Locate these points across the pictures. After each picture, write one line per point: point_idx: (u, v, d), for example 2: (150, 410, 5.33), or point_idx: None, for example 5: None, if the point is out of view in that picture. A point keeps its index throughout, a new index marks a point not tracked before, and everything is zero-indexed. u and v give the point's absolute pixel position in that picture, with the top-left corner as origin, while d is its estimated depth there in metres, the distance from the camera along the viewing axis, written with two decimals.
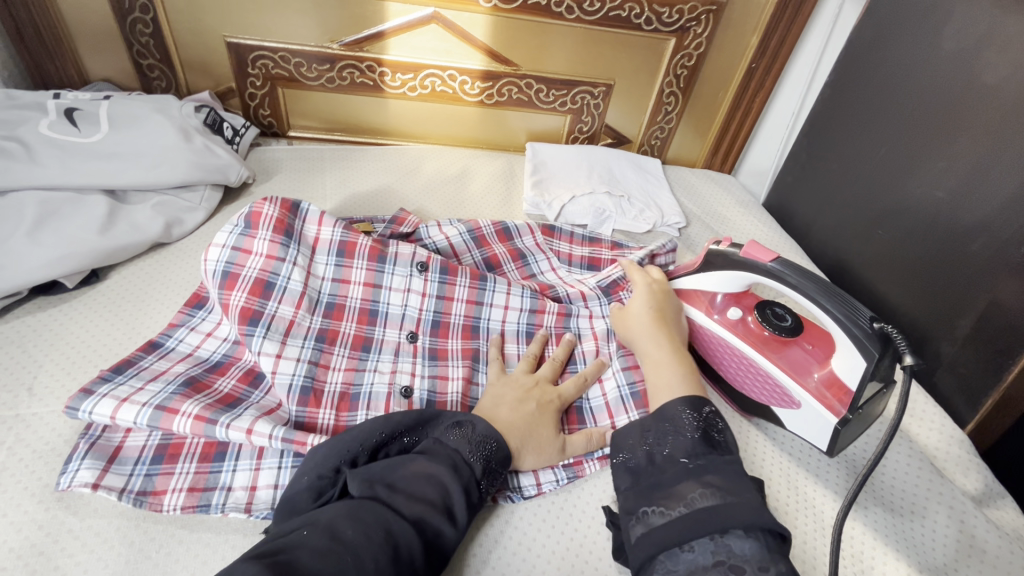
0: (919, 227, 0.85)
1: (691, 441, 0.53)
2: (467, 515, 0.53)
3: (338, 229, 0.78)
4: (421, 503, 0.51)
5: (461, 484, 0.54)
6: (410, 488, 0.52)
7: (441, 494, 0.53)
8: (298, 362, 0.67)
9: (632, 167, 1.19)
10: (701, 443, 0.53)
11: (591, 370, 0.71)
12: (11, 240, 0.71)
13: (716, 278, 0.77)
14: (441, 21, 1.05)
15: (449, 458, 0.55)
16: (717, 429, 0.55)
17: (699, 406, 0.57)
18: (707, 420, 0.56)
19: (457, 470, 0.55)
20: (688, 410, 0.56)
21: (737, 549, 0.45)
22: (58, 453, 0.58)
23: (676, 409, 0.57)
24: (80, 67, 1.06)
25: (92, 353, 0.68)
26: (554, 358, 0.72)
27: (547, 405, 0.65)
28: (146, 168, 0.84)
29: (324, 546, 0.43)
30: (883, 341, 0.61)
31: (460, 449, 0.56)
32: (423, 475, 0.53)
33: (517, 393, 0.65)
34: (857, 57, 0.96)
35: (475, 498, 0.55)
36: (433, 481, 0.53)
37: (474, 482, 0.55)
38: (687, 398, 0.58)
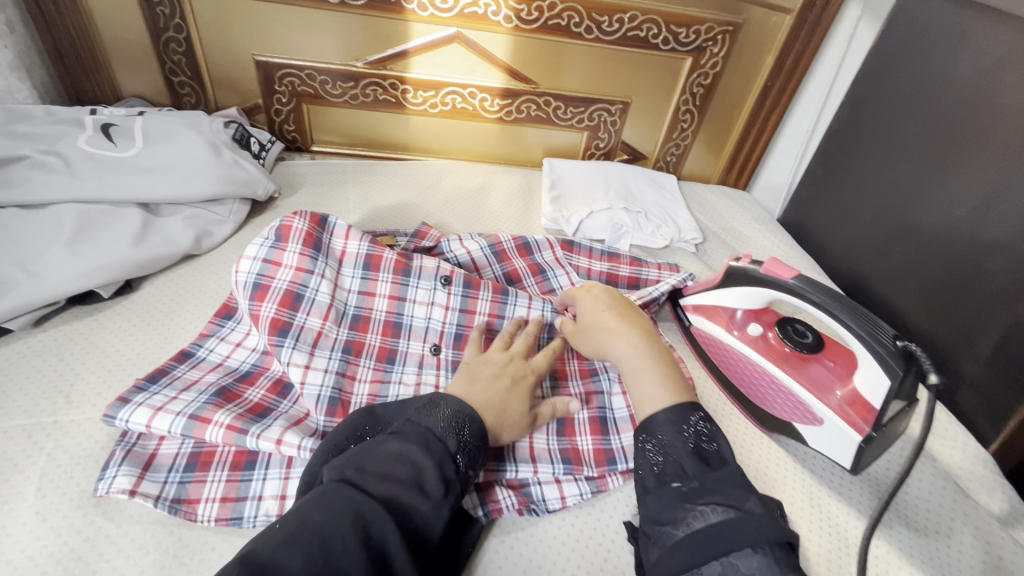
0: (938, 246, 0.85)
1: (684, 460, 0.53)
2: (442, 489, 0.53)
3: (365, 243, 0.80)
4: (392, 481, 0.51)
5: (434, 459, 0.54)
6: (381, 468, 0.52)
7: (414, 471, 0.53)
8: (325, 373, 0.68)
9: (648, 183, 1.21)
10: (693, 461, 0.53)
11: (560, 345, 0.73)
12: (50, 251, 0.73)
13: (736, 295, 0.79)
14: (463, 41, 1.08)
15: (420, 436, 0.56)
16: (707, 439, 0.55)
17: (685, 415, 0.56)
18: (696, 433, 0.55)
19: (429, 447, 0.55)
20: (674, 421, 0.56)
21: (743, 567, 0.45)
22: (95, 459, 0.59)
23: (664, 422, 0.56)
24: (114, 83, 1.09)
25: (127, 363, 0.69)
26: (527, 334, 0.73)
27: (520, 380, 0.67)
28: (178, 182, 0.86)
29: (286, 536, 0.44)
30: (906, 358, 0.62)
31: (431, 427, 0.57)
32: (394, 455, 0.53)
33: (493, 369, 0.67)
34: (874, 78, 0.98)
35: (452, 471, 0.55)
36: (406, 461, 0.53)
37: (450, 456, 0.55)
38: (676, 408, 0.57)
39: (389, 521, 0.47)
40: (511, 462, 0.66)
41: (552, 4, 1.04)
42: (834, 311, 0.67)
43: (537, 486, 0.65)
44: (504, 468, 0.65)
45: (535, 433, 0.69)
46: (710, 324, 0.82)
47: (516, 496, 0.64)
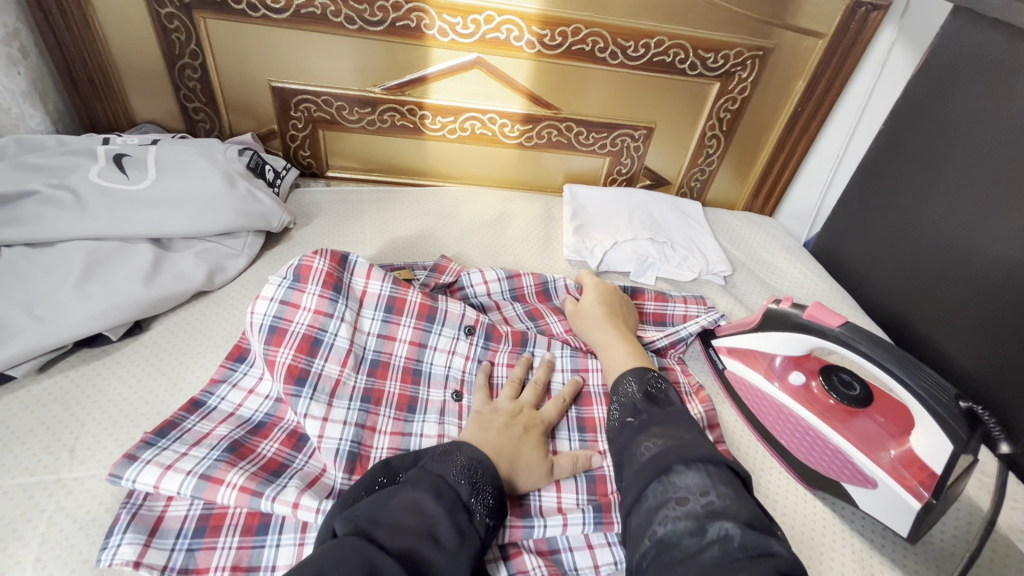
0: (991, 286, 0.80)
1: (636, 402, 0.60)
2: (456, 540, 0.50)
3: (388, 283, 0.77)
4: (405, 532, 0.48)
5: (445, 507, 0.51)
6: (393, 519, 0.49)
7: (427, 522, 0.50)
8: (344, 426, 0.64)
9: (673, 211, 1.17)
10: (644, 402, 0.60)
11: (568, 391, 0.73)
12: (59, 293, 0.71)
13: (776, 341, 0.74)
14: (483, 66, 1.05)
15: (433, 483, 0.53)
16: (658, 389, 0.63)
17: (643, 374, 0.65)
18: (650, 385, 0.63)
19: (440, 494, 0.52)
20: (633, 380, 0.64)
21: (680, 483, 0.48)
22: (99, 523, 0.56)
23: (625, 381, 0.64)
24: (128, 109, 1.07)
25: (134, 413, 0.66)
26: (536, 382, 0.72)
27: (532, 429, 0.66)
28: (192, 216, 0.83)
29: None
30: (971, 420, 0.57)
31: (445, 474, 0.54)
32: (407, 505, 0.50)
33: (503, 418, 0.66)
34: (915, 108, 0.93)
35: (466, 522, 0.51)
36: (419, 512, 0.50)
37: (462, 504, 0.52)
38: (635, 371, 0.66)
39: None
40: (539, 519, 0.61)
41: (576, 29, 1.01)
42: (884, 363, 0.62)
43: (569, 552, 0.61)
44: (531, 526, 0.60)
45: (564, 491, 0.65)
46: (748, 370, 0.78)
47: (546, 565, 0.59)
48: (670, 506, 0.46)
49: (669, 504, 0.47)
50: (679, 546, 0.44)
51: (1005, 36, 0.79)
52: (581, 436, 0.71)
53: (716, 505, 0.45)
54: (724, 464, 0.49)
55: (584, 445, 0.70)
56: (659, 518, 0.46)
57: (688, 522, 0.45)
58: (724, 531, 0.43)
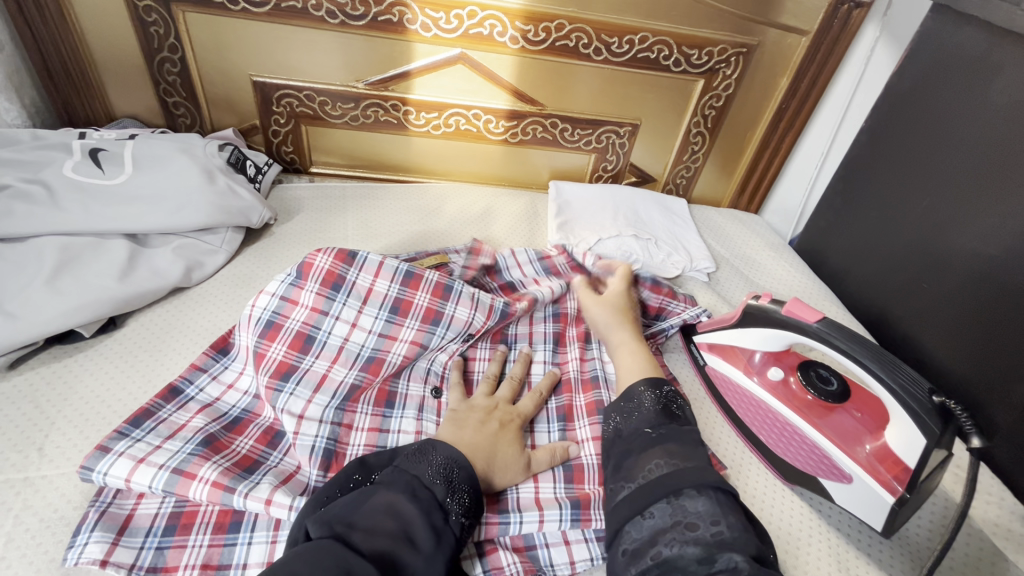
0: (969, 284, 0.80)
1: (652, 414, 0.63)
2: (432, 541, 0.49)
3: (396, 283, 0.75)
4: (381, 536, 0.48)
5: (421, 508, 0.51)
6: (369, 521, 0.49)
7: (403, 523, 0.50)
8: (320, 423, 0.64)
9: (658, 207, 1.17)
10: (661, 415, 0.62)
11: (545, 385, 0.73)
12: (29, 289, 0.69)
13: (755, 337, 0.74)
14: (467, 62, 1.04)
15: (408, 485, 0.53)
16: (676, 405, 0.65)
17: (659, 385, 0.66)
18: (666, 398, 0.65)
19: (416, 495, 0.52)
20: (646, 388, 0.66)
21: (691, 508, 0.52)
22: (66, 522, 0.55)
23: (639, 389, 0.66)
24: (106, 103, 1.06)
25: (106, 409, 0.65)
26: (513, 377, 0.73)
27: (508, 424, 0.66)
28: (169, 212, 0.82)
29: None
30: (943, 415, 0.57)
31: (419, 474, 0.54)
32: (383, 505, 0.50)
33: (479, 415, 0.66)
34: (897, 105, 0.94)
35: (441, 521, 0.51)
36: (395, 515, 0.50)
37: (437, 504, 0.52)
38: (649, 379, 0.67)
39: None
40: (516, 515, 0.61)
41: (560, 24, 1.00)
42: (861, 359, 0.62)
43: (545, 548, 0.60)
44: (507, 522, 0.60)
45: (541, 482, 0.65)
46: (728, 366, 0.78)
47: (522, 562, 0.59)
48: (680, 529, 0.50)
49: (678, 527, 0.51)
50: (684, 567, 0.48)
51: (983, 34, 0.79)
52: (560, 425, 0.72)
53: (725, 535, 0.49)
54: (730, 493, 0.53)
55: (563, 436, 0.70)
56: (665, 539, 0.50)
57: (698, 549, 0.48)
58: (732, 563, 0.46)
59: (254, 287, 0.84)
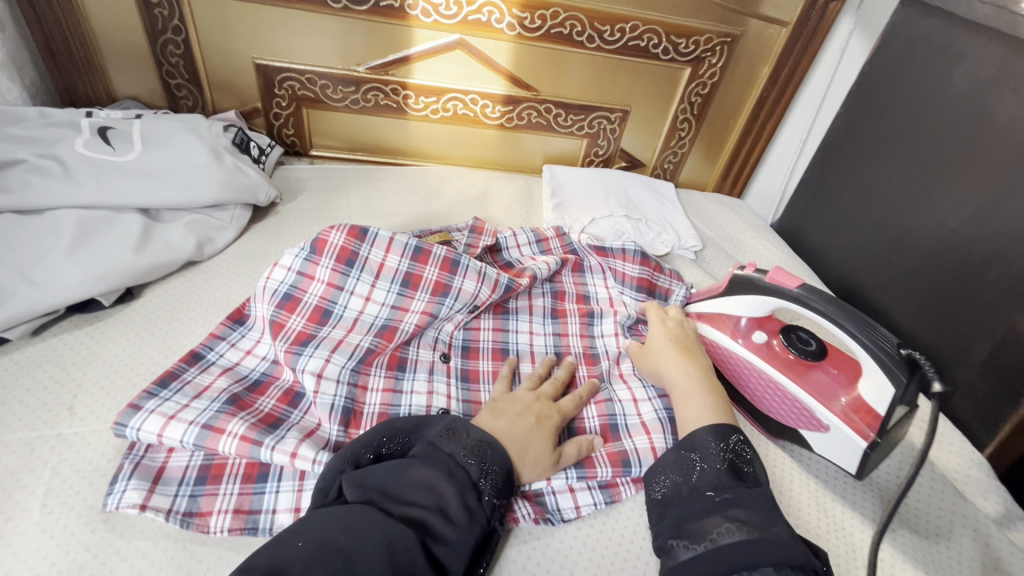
0: (935, 256, 0.87)
1: (717, 473, 0.56)
2: (465, 516, 0.52)
3: (406, 258, 0.79)
4: (413, 507, 0.51)
5: (457, 486, 0.53)
6: (404, 493, 0.52)
7: (437, 499, 0.52)
8: (338, 383, 0.68)
9: (647, 190, 1.22)
10: (728, 475, 0.56)
11: (585, 389, 0.73)
12: (50, 258, 0.72)
13: (742, 304, 0.79)
14: (465, 47, 1.08)
15: (444, 463, 0.55)
16: (744, 461, 0.58)
17: (726, 435, 0.60)
18: (734, 451, 0.59)
19: (451, 475, 0.54)
20: (714, 440, 0.59)
21: None
22: (103, 473, 0.58)
23: (702, 439, 0.60)
24: (108, 85, 1.07)
25: (131, 372, 0.68)
26: (557, 377, 0.73)
27: (546, 419, 0.65)
28: (180, 188, 0.85)
29: (308, 556, 0.44)
30: (910, 366, 0.63)
31: (454, 454, 0.56)
32: (418, 481, 0.53)
33: (518, 406, 0.66)
34: (871, 92, 1.01)
35: (475, 501, 0.54)
36: (428, 489, 0.53)
37: (471, 483, 0.54)
38: (715, 427, 0.61)
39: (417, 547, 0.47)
40: None
41: (555, 12, 1.05)
42: (838, 320, 0.68)
43: (553, 495, 0.65)
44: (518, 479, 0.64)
45: None
46: (714, 332, 0.82)
47: (531, 505, 0.63)
48: None
49: None
50: None
51: (947, 26, 0.86)
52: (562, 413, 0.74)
53: None
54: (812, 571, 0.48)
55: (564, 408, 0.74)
56: None
57: None
58: None
59: (264, 261, 0.87)
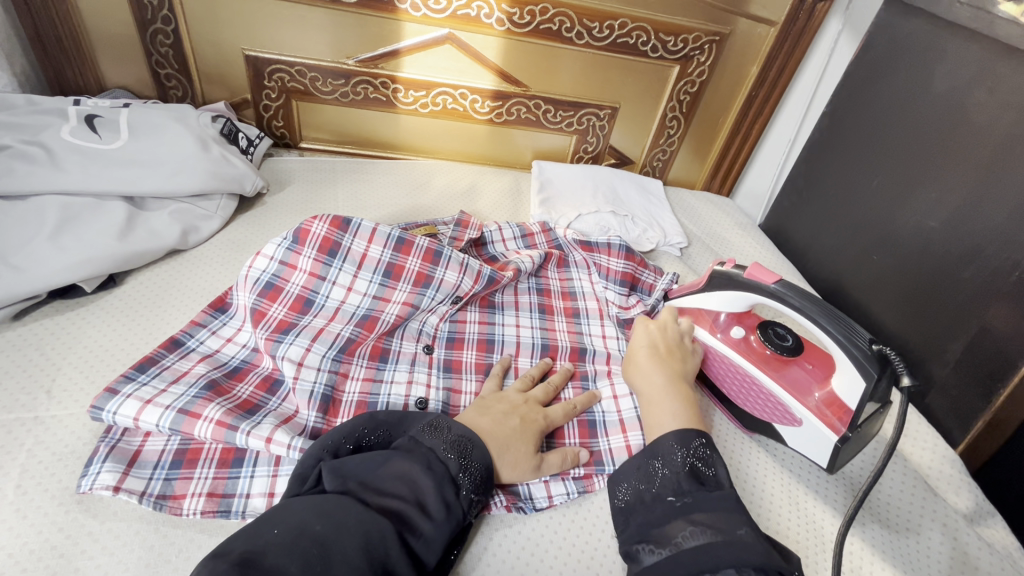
0: (914, 255, 0.88)
1: (677, 478, 0.57)
2: (443, 510, 0.52)
3: (389, 249, 0.79)
4: (392, 499, 0.51)
5: (435, 480, 0.54)
6: (383, 484, 0.52)
7: (415, 492, 0.52)
8: (319, 371, 0.69)
9: (636, 188, 1.23)
10: (689, 480, 0.56)
11: (580, 400, 0.72)
12: (33, 244, 0.72)
13: (719, 299, 0.80)
14: (455, 42, 1.09)
15: (425, 456, 0.55)
16: (706, 465, 0.58)
17: (689, 439, 0.60)
18: (696, 455, 0.59)
19: (431, 469, 0.54)
20: (677, 445, 0.59)
21: None
22: (78, 455, 0.58)
23: (667, 445, 0.60)
24: (98, 74, 1.07)
25: (110, 357, 0.68)
26: (550, 383, 0.73)
27: (531, 422, 0.65)
28: (165, 177, 0.85)
29: (283, 541, 0.44)
30: (881, 362, 0.64)
31: (435, 448, 0.56)
32: (398, 473, 0.53)
33: (505, 407, 0.66)
34: (855, 92, 1.01)
35: (453, 495, 0.54)
36: (407, 481, 0.53)
37: (450, 478, 0.55)
38: (678, 433, 0.61)
39: (395, 538, 0.47)
40: None
41: (544, 8, 1.05)
42: (813, 316, 0.68)
43: (526, 484, 0.65)
44: None
45: None
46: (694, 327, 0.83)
47: (505, 494, 0.63)
48: None
49: None
50: None
51: (928, 26, 0.87)
52: None
53: None
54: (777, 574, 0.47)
55: None
56: None
57: None
58: None
59: (249, 250, 0.88)
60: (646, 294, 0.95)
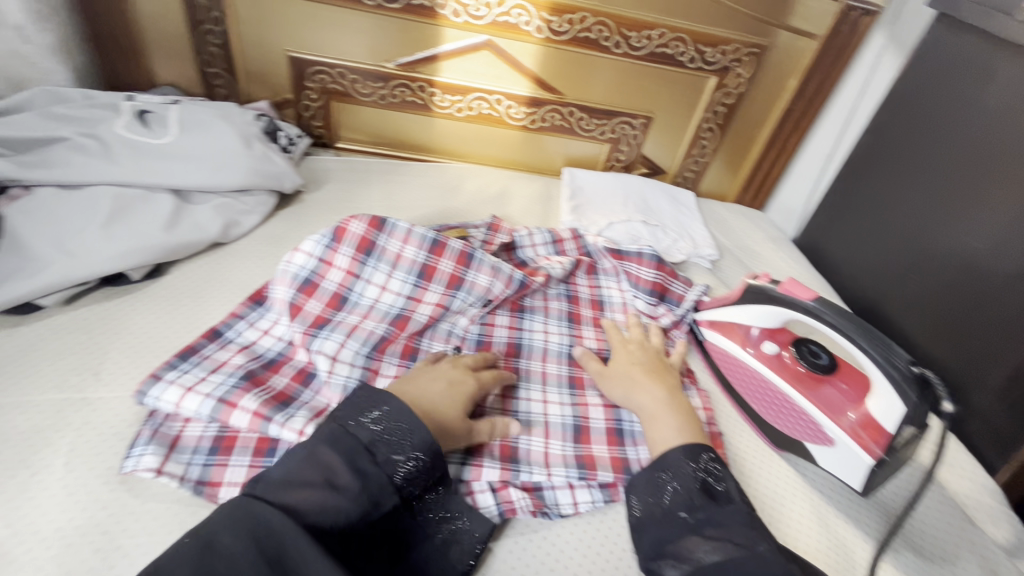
0: (957, 277, 0.86)
1: (689, 491, 0.56)
2: (359, 481, 0.50)
3: (423, 251, 0.80)
4: (302, 488, 0.47)
5: (346, 454, 0.50)
6: (293, 473, 0.48)
7: (327, 471, 0.49)
8: (352, 366, 0.69)
9: (667, 198, 1.22)
10: (699, 494, 0.56)
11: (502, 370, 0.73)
12: (86, 231, 0.75)
13: (752, 313, 0.79)
14: (493, 48, 1.10)
15: (333, 433, 0.52)
16: (717, 478, 0.58)
17: (698, 453, 0.59)
18: (706, 469, 0.58)
19: (341, 444, 0.51)
20: (686, 460, 0.59)
21: None
22: (122, 437, 0.61)
23: (676, 459, 0.59)
24: (149, 71, 1.12)
25: (153, 344, 0.71)
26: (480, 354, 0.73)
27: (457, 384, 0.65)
28: (209, 172, 0.88)
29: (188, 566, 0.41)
30: (921, 384, 0.63)
31: (344, 421, 0.53)
32: (306, 457, 0.50)
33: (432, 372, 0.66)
34: (899, 109, 1.00)
35: (370, 463, 0.51)
36: (317, 463, 0.49)
37: (364, 446, 0.51)
38: (686, 447, 0.60)
39: (297, 532, 0.44)
40: (525, 465, 0.66)
41: (583, 17, 1.06)
42: (851, 335, 0.67)
43: (552, 489, 0.66)
44: (519, 471, 0.65)
45: (550, 438, 0.70)
46: (726, 340, 0.82)
47: (530, 498, 0.64)
48: None
49: None
50: None
51: (980, 44, 0.85)
52: (571, 392, 0.77)
53: None
54: None
55: (573, 401, 0.76)
56: None
57: None
58: None
59: (286, 246, 0.90)
60: (674, 306, 0.92)
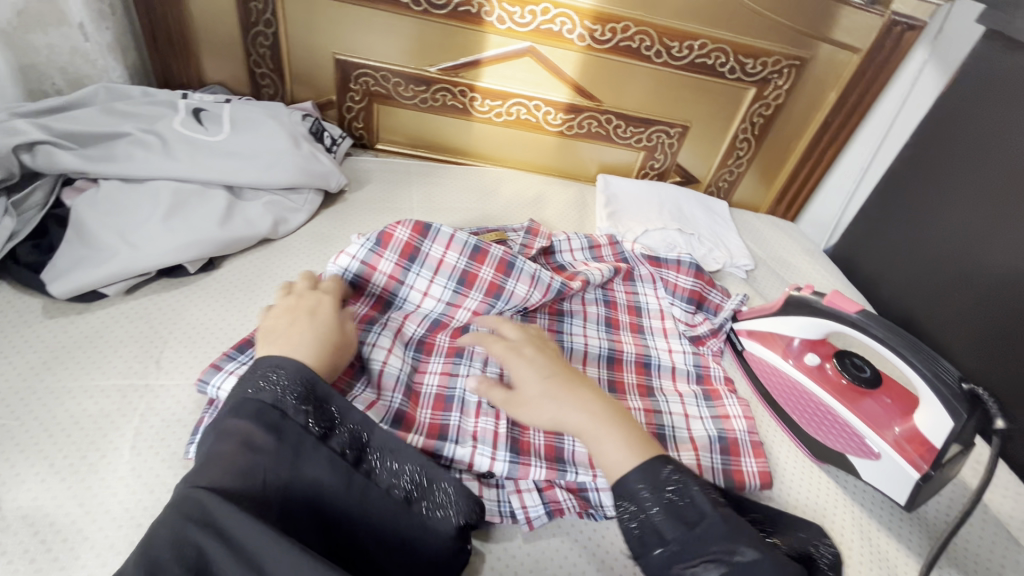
0: (1003, 294, 0.85)
1: (656, 519, 0.52)
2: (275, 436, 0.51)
3: (464, 256, 0.81)
4: (223, 460, 0.48)
5: (254, 417, 0.51)
6: (213, 450, 0.49)
7: (241, 437, 0.50)
8: (401, 361, 0.72)
9: (702, 208, 1.23)
10: (669, 521, 0.52)
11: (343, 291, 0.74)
12: (148, 223, 0.78)
13: (796, 324, 0.80)
14: (535, 55, 1.11)
15: (235, 406, 0.52)
16: (681, 494, 0.53)
17: (654, 470, 0.54)
18: (667, 488, 0.53)
19: (245, 411, 0.52)
20: (640, 482, 0.54)
21: None
22: (184, 423, 0.63)
23: (631, 484, 0.54)
24: (199, 70, 1.15)
25: (209, 335, 0.73)
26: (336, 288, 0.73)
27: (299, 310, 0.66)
28: (261, 169, 0.90)
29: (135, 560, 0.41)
30: (972, 401, 0.62)
31: (244, 392, 0.53)
32: (218, 434, 0.50)
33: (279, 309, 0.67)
34: (943, 124, 0.99)
35: (278, 416, 0.52)
36: (229, 435, 0.50)
37: (269, 405, 0.52)
38: (641, 466, 0.55)
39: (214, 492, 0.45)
40: (571, 466, 0.66)
41: (626, 26, 1.07)
42: (897, 348, 0.67)
43: (597, 491, 0.66)
44: (566, 472, 0.65)
45: None
46: (767, 351, 0.83)
47: (576, 499, 0.66)
48: None
49: None
50: None
51: None
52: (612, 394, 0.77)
53: None
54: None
55: None
56: None
57: None
58: None
59: (333, 244, 0.92)
60: (712, 314, 0.95)
